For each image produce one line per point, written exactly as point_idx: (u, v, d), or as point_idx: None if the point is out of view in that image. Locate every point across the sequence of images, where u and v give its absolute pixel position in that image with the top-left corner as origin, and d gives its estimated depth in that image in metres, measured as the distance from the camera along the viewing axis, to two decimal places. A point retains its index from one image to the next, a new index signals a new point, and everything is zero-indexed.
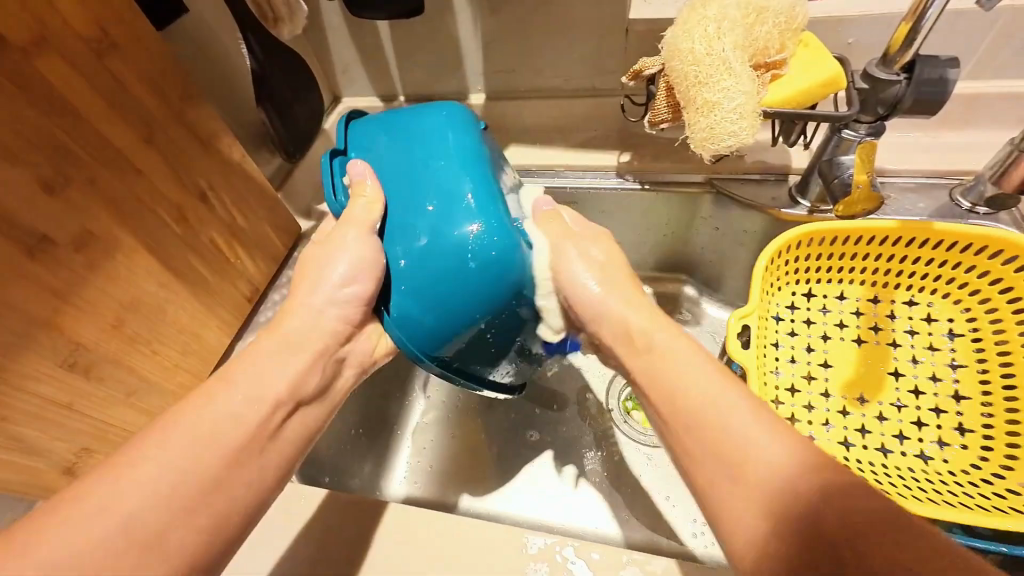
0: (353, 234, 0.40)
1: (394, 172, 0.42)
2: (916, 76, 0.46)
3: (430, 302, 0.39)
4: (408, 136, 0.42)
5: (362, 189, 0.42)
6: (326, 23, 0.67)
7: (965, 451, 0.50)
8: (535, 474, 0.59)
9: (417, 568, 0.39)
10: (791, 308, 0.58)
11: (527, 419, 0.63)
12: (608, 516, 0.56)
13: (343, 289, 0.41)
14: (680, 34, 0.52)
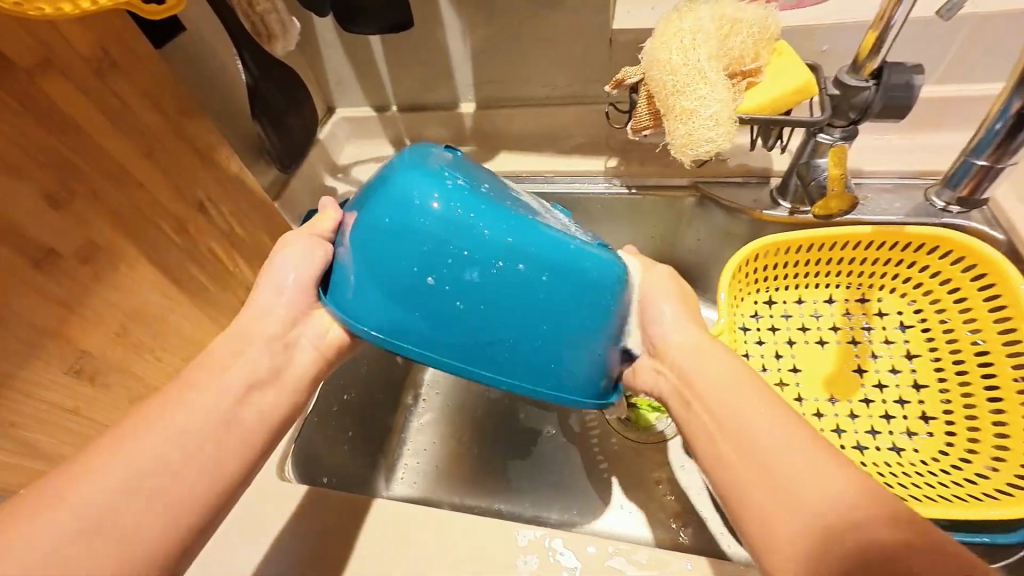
0: (305, 240, 0.43)
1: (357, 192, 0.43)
2: (884, 82, 0.47)
3: (388, 302, 0.37)
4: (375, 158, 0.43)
5: (327, 213, 0.44)
6: (323, 39, 0.71)
7: (932, 439, 0.51)
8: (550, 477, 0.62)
9: (386, 551, 0.43)
10: (754, 317, 0.58)
11: (529, 418, 0.67)
12: (618, 516, 0.58)
13: (288, 282, 0.43)
14: (657, 45, 0.49)
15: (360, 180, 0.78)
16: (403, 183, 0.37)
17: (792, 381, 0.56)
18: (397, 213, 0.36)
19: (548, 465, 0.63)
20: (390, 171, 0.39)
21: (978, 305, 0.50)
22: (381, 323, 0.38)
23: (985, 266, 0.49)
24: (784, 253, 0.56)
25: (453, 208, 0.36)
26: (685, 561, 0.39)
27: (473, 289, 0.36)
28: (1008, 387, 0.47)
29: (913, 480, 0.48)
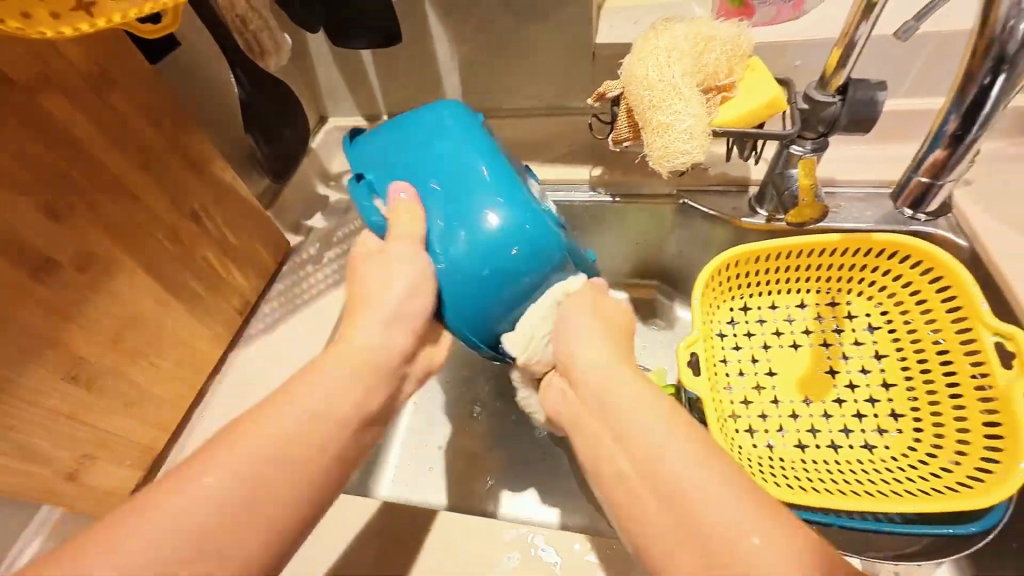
0: (405, 251, 0.42)
1: (423, 187, 0.43)
2: (849, 97, 0.49)
3: (488, 303, 0.43)
4: (425, 147, 0.44)
5: (398, 209, 0.43)
6: (314, 51, 0.73)
7: (901, 435, 0.53)
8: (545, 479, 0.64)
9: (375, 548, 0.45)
10: (731, 323, 0.60)
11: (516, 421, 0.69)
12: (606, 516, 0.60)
13: (404, 302, 0.42)
14: (634, 61, 0.51)
15: None
16: (489, 197, 0.41)
17: (768, 384, 0.58)
18: (477, 224, 0.41)
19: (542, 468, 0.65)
20: (477, 179, 0.41)
21: (937, 306, 0.53)
22: (478, 320, 0.44)
23: (941, 269, 0.52)
24: (757, 261, 0.58)
25: (527, 217, 0.41)
26: None
27: (541, 273, 0.43)
28: (967, 383, 0.50)
29: (885, 475, 0.50)
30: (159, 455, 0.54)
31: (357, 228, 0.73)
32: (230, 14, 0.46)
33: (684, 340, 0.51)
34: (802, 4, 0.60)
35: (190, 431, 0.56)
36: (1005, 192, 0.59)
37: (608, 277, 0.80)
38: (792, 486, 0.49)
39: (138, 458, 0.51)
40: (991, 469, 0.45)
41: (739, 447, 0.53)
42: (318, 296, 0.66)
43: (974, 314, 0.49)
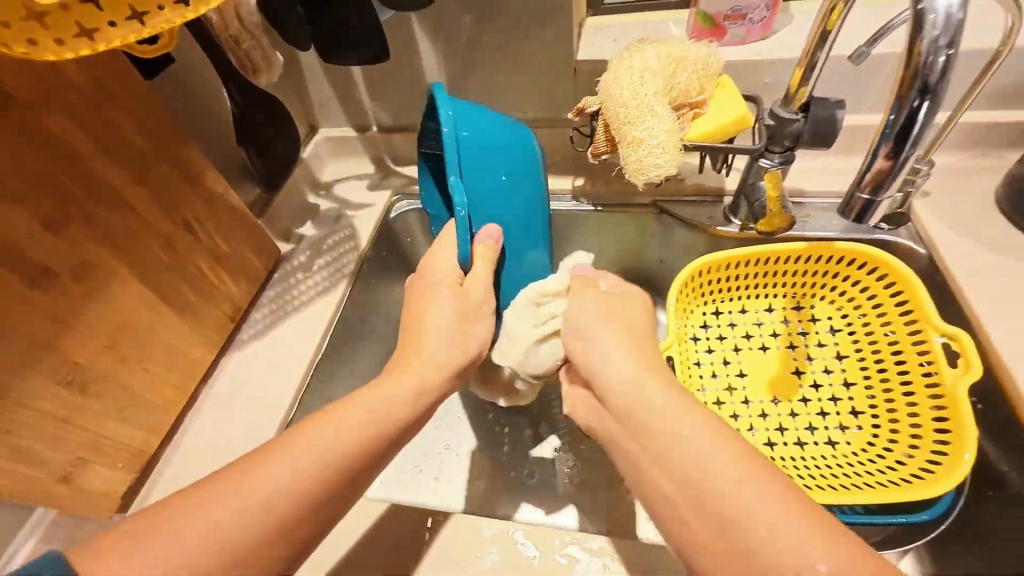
0: (482, 289, 0.51)
1: (508, 219, 0.53)
2: (812, 115, 0.53)
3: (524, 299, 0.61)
4: (517, 182, 0.52)
5: (492, 251, 0.51)
6: (307, 65, 0.75)
7: (861, 431, 0.56)
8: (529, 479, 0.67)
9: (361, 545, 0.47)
10: (704, 327, 0.63)
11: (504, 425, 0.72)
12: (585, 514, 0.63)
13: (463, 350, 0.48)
14: (610, 80, 0.54)
15: (342, 197, 0.81)
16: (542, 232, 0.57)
17: (739, 385, 0.61)
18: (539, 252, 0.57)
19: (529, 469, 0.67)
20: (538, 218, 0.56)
21: (891, 309, 0.56)
22: None
23: (894, 274, 0.55)
24: (726, 268, 0.61)
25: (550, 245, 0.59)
26: (633, 548, 0.44)
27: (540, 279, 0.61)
28: (918, 380, 0.53)
29: (846, 469, 0.53)
30: (150, 458, 0.55)
31: (346, 237, 0.75)
32: (223, 33, 0.49)
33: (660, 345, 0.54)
34: (772, 25, 0.64)
35: (181, 434, 0.58)
36: (960, 203, 0.63)
37: None
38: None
39: (129, 461, 0.52)
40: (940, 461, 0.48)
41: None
42: (308, 302, 0.68)
43: (924, 317, 0.52)
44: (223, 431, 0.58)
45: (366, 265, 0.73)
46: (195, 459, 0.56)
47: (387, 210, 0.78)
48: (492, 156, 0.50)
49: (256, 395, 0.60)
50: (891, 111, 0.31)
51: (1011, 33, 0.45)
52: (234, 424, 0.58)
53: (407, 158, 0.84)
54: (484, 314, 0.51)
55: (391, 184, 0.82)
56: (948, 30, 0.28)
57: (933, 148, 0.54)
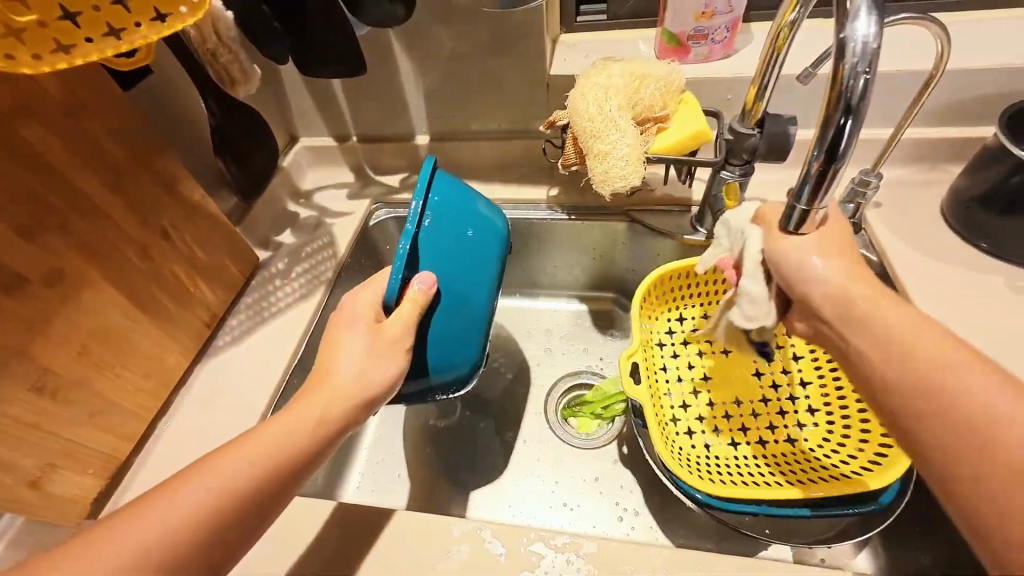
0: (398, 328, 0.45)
1: (451, 276, 0.48)
2: (766, 130, 0.56)
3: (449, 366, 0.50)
4: (473, 245, 0.50)
5: (421, 301, 0.46)
6: (287, 77, 0.77)
7: (818, 428, 0.59)
8: (503, 482, 0.70)
9: (333, 547, 0.47)
10: (670, 333, 0.66)
11: (483, 430, 0.75)
12: (559, 516, 0.66)
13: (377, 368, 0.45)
14: (577, 96, 0.57)
15: (322, 205, 0.83)
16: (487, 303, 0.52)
17: (704, 388, 0.64)
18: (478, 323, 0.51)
19: (503, 475, 0.70)
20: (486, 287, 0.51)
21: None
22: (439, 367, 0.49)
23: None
24: (688, 276, 0.64)
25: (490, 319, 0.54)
26: (599, 544, 0.45)
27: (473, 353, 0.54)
28: None
29: (804, 465, 0.56)
30: (122, 464, 0.55)
31: (325, 245, 0.76)
32: (201, 47, 0.50)
33: (625, 351, 0.57)
34: (732, 45, 0.67)
35: (154, 440, 0.58)
36: (908, 214, 0.67)
37: (568, 289, 0.85)
38: (724, 480, 0.55)
39: (100, 468, 0.53)
40: (886, 452, 0.52)
41: (678, 446, 0.58)
42: (284, 309, 0.69)
43: None
44: (197, 437, 0.58)
45: (345, 272, 0.74)
46: (168, 465, 0.56)
47: (366, 219, 0.80)
48: (452, 212, 0.49)
49: (231, 400, 0.61)
50: (820, 127, 0.33)
51: (941, 58, 0.49)
52: (208, 429, 0.59)
53: (387, 167, 0.86)
54: (397, 352, 0.45)
55: (370, 193, 0.83)
56: (865, 57, 0.31)
57: (880, 162, 0.59)
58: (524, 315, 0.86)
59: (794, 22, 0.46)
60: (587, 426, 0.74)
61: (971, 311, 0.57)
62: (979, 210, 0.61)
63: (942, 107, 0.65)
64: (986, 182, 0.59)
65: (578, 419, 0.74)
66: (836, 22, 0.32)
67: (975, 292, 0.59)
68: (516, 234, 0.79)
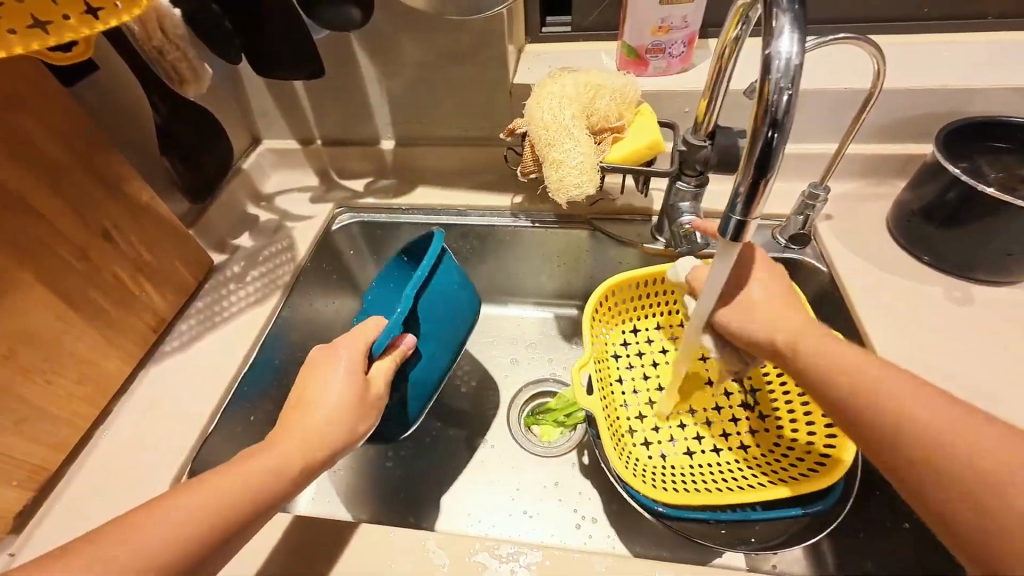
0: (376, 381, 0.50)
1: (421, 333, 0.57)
2: (717, 141, 0.57)
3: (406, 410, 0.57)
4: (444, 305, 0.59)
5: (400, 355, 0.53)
6: (247, 78, 0.76)
7: (769, 432, 0.60)
8: (461, 492, 0.69)
9: (273, 560, 0.46)
10: (625, 344, 0.67)
11: (443, 438, 0.74)
12: (516, 526, 0.65)
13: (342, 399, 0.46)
14: (534, 105, 0.58)
15: (283, 209, 0.81)
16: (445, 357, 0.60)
17: (659, 398, 0.64)
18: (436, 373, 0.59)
19: (462, 484, 0.69)
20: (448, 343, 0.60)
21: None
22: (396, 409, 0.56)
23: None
24: (641, 287, 0.65)
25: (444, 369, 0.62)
26: (544, 553, 0.45)
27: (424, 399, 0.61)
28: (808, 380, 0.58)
29: (757, 469, 0.57)
30: (52, 475, 0.53)
31: (284, 248, 0.75)
32: (147, 44, 0.48)
33: (579, 361, 0.57)
34: (689, 60, 0.69)
35: (88, 450, 0.56)
36: (856, 226, 0.69)
37: (534, 297, 0.85)
38: (678, 489, 0.55)
39: (26, 479, 0.50)
40: (830, 453, 0.53)
41: (635, 457, 0.59)
42: (237, 314, 0.67)
43: None
44: (135, 447, 0.56)
45: (303, 276, 0.73)
46: (103, 476, 0.54)
47: (329, 223, 0.79)
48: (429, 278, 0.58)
49: (175, 407, 0.59)
50: (749, 140, 0.34)
51: (878, 76, 0.51)
52: (148, 438, 0.56)
53: (352, 171, 0.85)
54: (369, 411, 0.48)
55: (334, 197, 0.82)
56: (788, 74, 0.32)
57: (827, 176, 0.61)
58: (490, 321, 0.86)
59: (738, 38, 0.48)
60: (549, 435, 0.73)
61: (911, 319, 0.59)
62: (921, 222, 0.63)
63: (887, 123, 0.68)
64: (927, 197, 0.61)
65: (540, 427, 0.74)
66: (763, 40, 0.34)
67: (918, 303, 0.61)
68: (481, 241, 0.79)
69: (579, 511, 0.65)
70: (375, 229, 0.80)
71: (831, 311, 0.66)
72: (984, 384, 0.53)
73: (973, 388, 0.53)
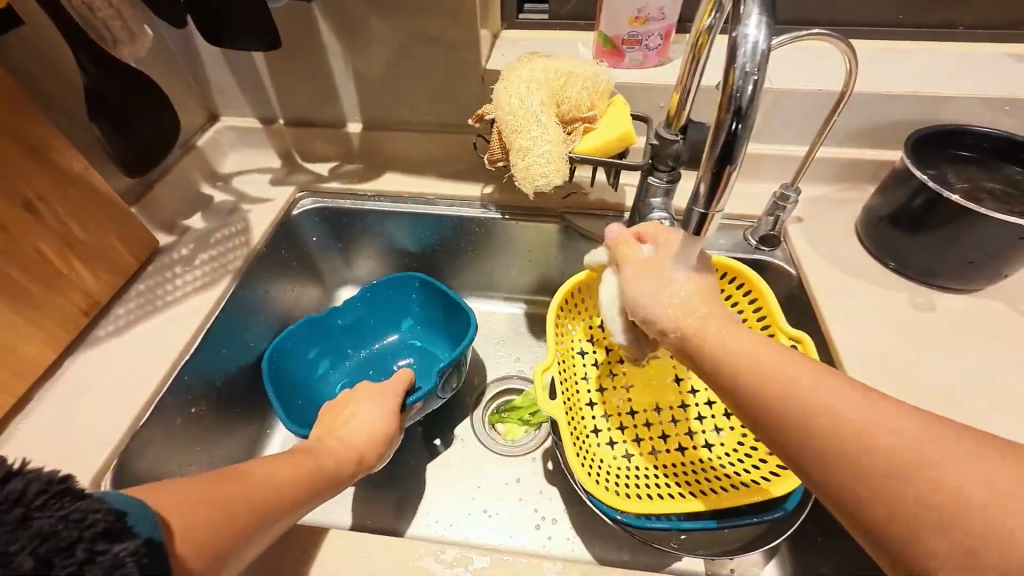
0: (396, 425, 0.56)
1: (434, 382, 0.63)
2: (689, 137, 0.56)
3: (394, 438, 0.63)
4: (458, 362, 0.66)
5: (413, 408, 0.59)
6: (202, 48, 0.71)
7: (734, 432, 0.59)
8: (420, 491, 0.66)
9: None
10: (592, 341, 0.66)
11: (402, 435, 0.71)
12: (474, 526, 0.63)
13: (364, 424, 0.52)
14: (502, 89, 0.55)
15: (239, 190, 0.77)
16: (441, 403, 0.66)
17: (624, 397, 0.63)
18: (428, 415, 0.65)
19: (421, 483, 0.67)
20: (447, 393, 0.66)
21: (752, 320, 0.63)
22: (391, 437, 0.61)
23: (755, 288, 0.62)
24: None
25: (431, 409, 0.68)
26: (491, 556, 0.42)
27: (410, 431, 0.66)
28: None
29: (720, 470, 0.56)
30: None
31: (238, 232, 0.71)
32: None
33: (540, 365, 0.54)
34: (666, 53, 0.67)
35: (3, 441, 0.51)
36: (825, 229, 0.69)
37: (503, 292, 0.83)
38: (641, 495, 0.53)
39: None
40: None
41: (599, 460, 0.57)
42: (182, 298, 0.63)
43: (774, 323, 0.59)
44: (56, 438, 0.51)
45: (257, 262, 0.69)
46: None
47: (290, 207, 0.75)
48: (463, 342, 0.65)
49: (104, 396, 0.54)
50: (714, 131, 0.33)
51: (850, 76, 0.50)
52: (70, 428, 0.52)
53: (316, 154, 0.81)
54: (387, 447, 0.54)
55: (296, 180, 0.78)
56: (754, 58, 0.30)
57: (798, 177, 0.60)
58: None
59: (711, 28, 0.46)
60: (513, 433, 0.71)
61: (876, 325, 0.59)
62: (888, 227, 0.62)
63: (858, 128, 0.68)
64: (895, 202, 0.61)
65: (504, 425, 0.71)
66: (729, 25, 0.32)
67: (882, 308, 0.60)
68: (449, 233, 0.77)
69: (540, 513, 0.63)
70: (338, 216, 0.77)
71: (798, 314, 0.66)
72: (944, 391, 0.53)
73: (931, 394, 0.53)
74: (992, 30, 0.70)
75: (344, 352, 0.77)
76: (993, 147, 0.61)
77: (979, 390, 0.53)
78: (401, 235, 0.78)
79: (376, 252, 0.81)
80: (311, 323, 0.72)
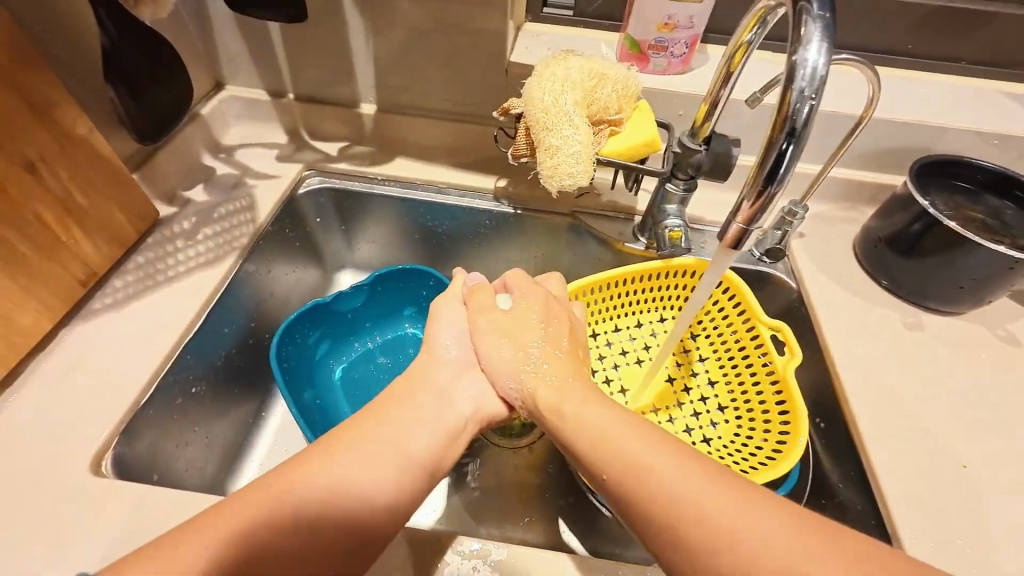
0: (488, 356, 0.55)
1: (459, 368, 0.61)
2: (711, 148, 0.56)
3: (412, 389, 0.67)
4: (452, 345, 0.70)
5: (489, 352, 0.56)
6: (214, 11, 0.68)
7: (728, 424, 0.63)
8: None
9: None
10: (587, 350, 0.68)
11: None
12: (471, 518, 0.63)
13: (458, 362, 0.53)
14: (535, 85, 0.55)
15: (243, 163, 0.74)
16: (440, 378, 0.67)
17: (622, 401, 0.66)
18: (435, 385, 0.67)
19: None
20: None
21: (733, 315, 0.66)
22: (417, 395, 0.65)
23: (735, 288, 0.64)
24: (607, 289, 0.67)
25: None
26: (506, 551, 0.43)
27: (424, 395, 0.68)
28: (762, 371, 0.62)
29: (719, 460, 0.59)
30: None
31: (242, 208, 0.68)
32: None
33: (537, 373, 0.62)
34: (689, 62, 0.68)
35: None
36: (825, 246, 0.72)
37: None
38: None
39: None
40: (786, 439, 0.56)
41: None
42: (183, 273, 0.60)
43: (755, 315, 0.62)
44: (52, 412, 0.49)
45: (262, 240, 0.67)
46: (5, 444, 0.47)
47: (296, 185, 0.73)
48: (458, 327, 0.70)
49: (101, 372, 0.52)
50: (764, 149, 0.34)
51: (872, 102, 0.52)
52: (67, 404, 0.50)
53: (325, 133, 0.79)
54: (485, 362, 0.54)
55: (303, 158, 0.76)
56: (813, 83, 0.32)
57: (808, 195, 0.62)
58: None
59: (749, 44, 0.47)
60: None
61: (867, 342, 0.62)
62: (885, 249, 0.66)
63: (863, 152, 0.71)
64: (894, 226, 0.64)
65: None
66: (789, 47, 0.33)
67: (875, 326, 0.64)
68: (458, 223, 0.76)
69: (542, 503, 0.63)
70: (345, 197, 0.75)
71: (796, 326, 0.68)
72: (921, 406, 0.57)
73: (917, 410, 0.56)
74: (995, 68, 0.74)
75: (347, 342, 0.77)
76: (986, 180, 0.65)
77: (957, 407, 0.57)
78: (408, 222, 0.77)
79: (381, 237, 0.80)
80: (316, 309, 0.70)
